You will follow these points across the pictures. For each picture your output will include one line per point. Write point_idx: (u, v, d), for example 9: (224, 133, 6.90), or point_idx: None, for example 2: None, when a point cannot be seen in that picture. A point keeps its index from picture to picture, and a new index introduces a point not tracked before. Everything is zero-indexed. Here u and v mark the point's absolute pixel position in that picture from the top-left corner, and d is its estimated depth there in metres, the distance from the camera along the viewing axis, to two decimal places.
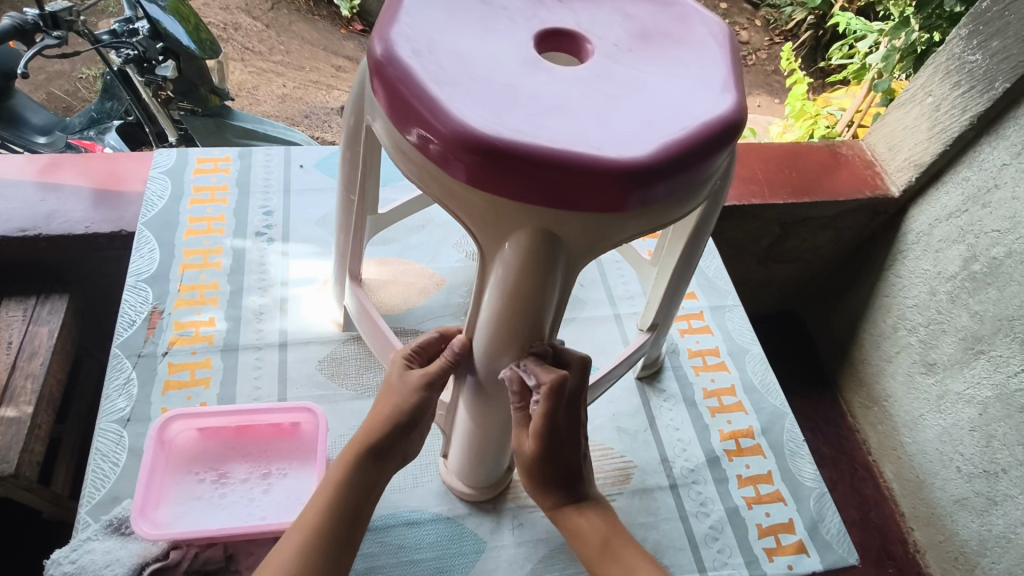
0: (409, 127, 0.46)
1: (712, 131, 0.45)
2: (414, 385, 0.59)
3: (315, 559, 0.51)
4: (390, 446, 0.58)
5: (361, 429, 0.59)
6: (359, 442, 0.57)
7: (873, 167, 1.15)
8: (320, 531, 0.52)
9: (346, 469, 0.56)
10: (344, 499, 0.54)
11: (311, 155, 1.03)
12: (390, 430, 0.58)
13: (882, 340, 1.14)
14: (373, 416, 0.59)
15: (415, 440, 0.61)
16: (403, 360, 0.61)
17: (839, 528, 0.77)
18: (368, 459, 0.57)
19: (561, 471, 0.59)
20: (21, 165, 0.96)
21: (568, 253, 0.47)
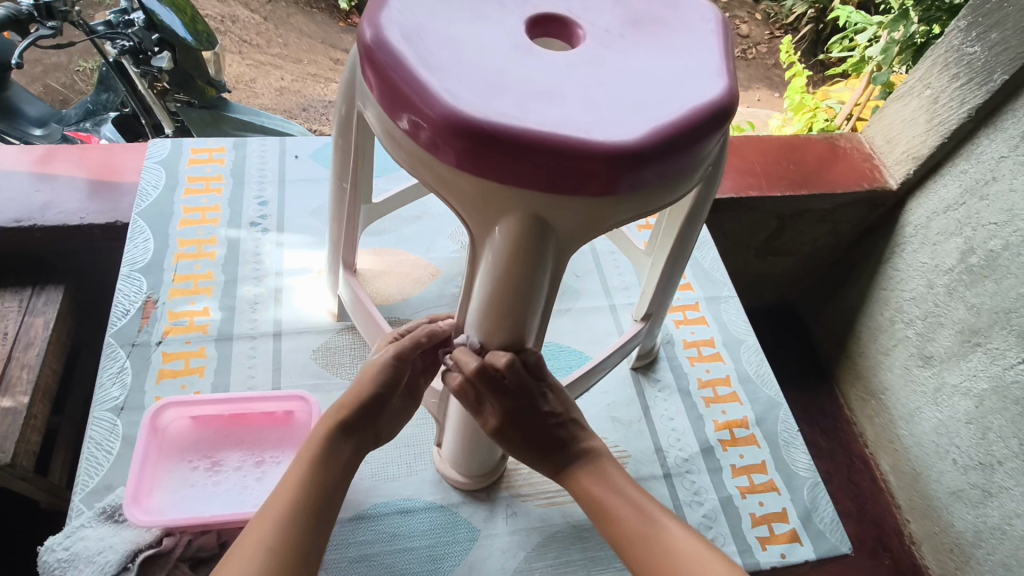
0: (399, 112, 0.46)
1: (702, 115, 0.45)
2: (382, 361, 0.61)
3: (294, 532, 0.50)
4: (361, 422, 0.59)
5: (333, 408, 0.59)
6: (330, 419, 0.58)
7: (871, 160, 1.14)
8: (297, 504, 0.51)
9: (318, 444, 0.56)
10: (318, 472, 0.54)
11: (306, 146, 1.02)
12: (360, 406, 0.59)
13: (879, 333, 1.14)
14: (344, 395, 0.60)
15: (383, 420, 0.62)
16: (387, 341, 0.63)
17: (833, 517, 0.78)
18: (340, 434, 0.57)
19: (533, 440, 0.61)
20: (16, 156, 0.95)
21: (558, 238, 0.47)
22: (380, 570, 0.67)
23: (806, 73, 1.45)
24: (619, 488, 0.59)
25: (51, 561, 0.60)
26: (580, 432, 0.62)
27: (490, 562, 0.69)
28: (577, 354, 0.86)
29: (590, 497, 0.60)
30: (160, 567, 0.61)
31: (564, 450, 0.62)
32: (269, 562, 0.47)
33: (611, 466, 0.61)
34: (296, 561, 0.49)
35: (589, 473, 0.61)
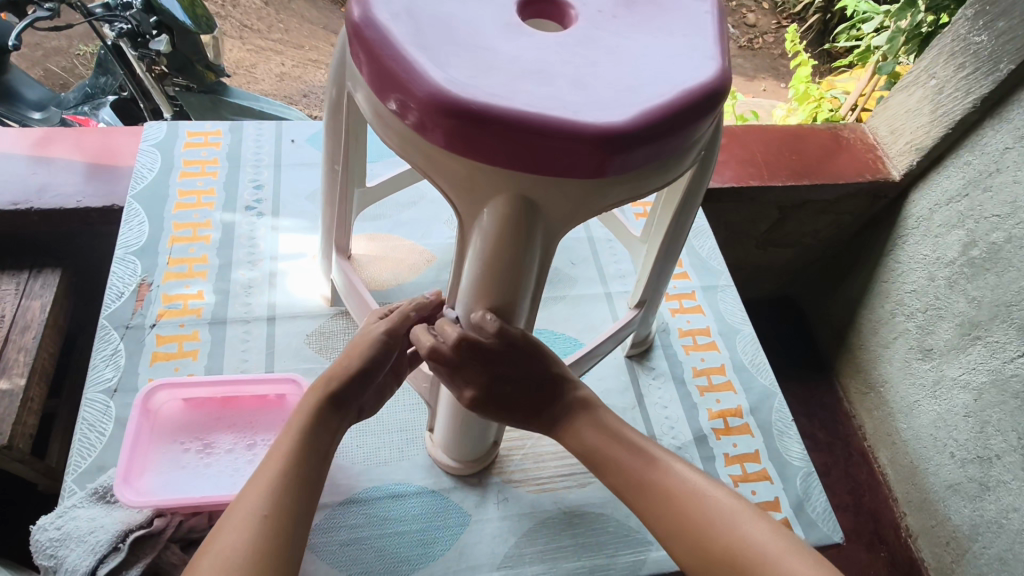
0: (387, 94, 0.45)
1: (694, 96, 0.45)
2: (375, 336, 0.62)
3: (287, 499, 0.50)
4: (349, 396, 0.59)
5: (320, 380, 0.59)
6: (318, 392, 0.58)
7: (874, 151, 1.13)
8: (289, 472, 0.51)
9: (306, 416, 0.56)
10: (307, 443, 0.54)
11: (302, 130, 1.02)
12: (349, 379, 0.59)
13: (879, 326, 1.13)
14: (332, 368, 0.60)
15: (368, 397, 0.63)
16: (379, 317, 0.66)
17: (825, 507, 0.77)
18: (328, 408, 0.57)
19: (516, 401, 0.60)
20: (13, 139, 0.95)
21: (547, 220, 0.47)
22: (371, 553, 0.67)
23: (812, 63, 1.43)
24: (612, 430, 0.59)
25: (43, 540, 0.60)
26: (560, 387, 0.61)
27: (481, 546, 0.69)
28: (572, 341, 0.86)
29: (581, 443, 0.60)
30: (151, 547, 0.61)
31: (548, 408, 0.61)
32: (265, 528, 0.47)
33: (600, 409, 0.61)
34: (291, 527, 0.49)
35: (578, 422, 0.60)
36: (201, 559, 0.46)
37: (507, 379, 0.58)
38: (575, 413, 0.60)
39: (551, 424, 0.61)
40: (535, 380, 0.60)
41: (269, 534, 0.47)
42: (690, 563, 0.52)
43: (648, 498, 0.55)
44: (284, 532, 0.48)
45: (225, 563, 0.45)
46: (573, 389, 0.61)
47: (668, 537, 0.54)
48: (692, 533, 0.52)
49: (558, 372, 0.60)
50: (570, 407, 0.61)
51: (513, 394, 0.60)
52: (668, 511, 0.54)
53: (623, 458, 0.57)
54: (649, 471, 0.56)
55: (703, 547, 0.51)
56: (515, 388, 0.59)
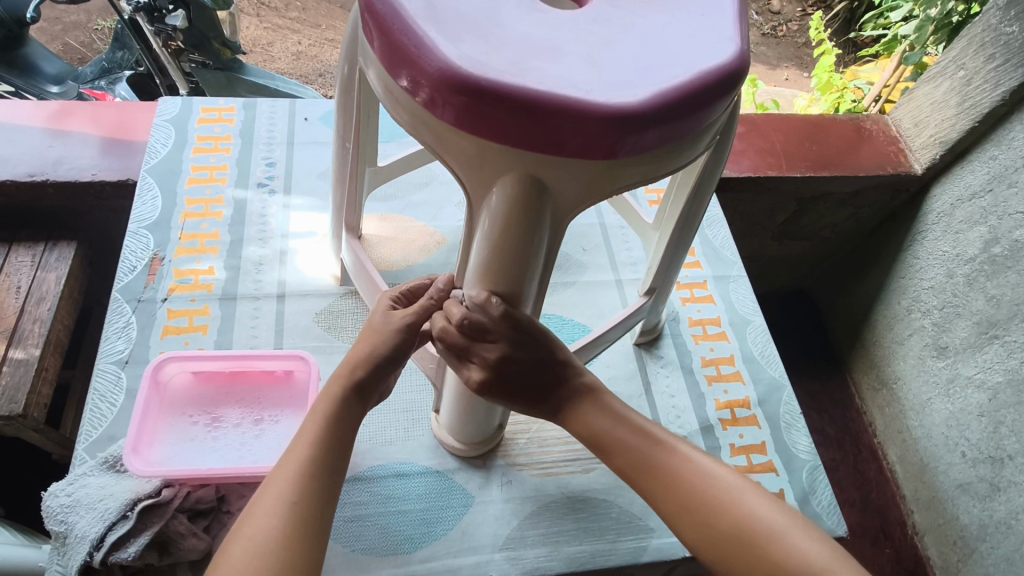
0: (399, 71, 0.45)
1: (710, 79, 0.44)
2: (397, 325, 0.59)
3: (313, 488, 0.50)
4: (373, 382, 0.58)
5: (343, 365, 0.58)
6: (342, 380, 0.57)
7: (896, 143, 1.11)
8: (315, 461, 0.52)
9: (331, 403, 0.55)
10: (332, 431, 0.54)
11: (316, 109, 1.02)
12: (373, 366, 0.58)
13: (895, 322, 1.11)
14: (353, 353, 0.59)
15: (390, 380, 0.62)
16: (389, 300, 0.62)
17: (830, 501, 0.77)
18: (353, 395, 0.57)
19: (522, 386, 0.57)
20: (30, 111, 0.96)
21: (555, 202, 0.46)
22: (374, 531, 0.68)
23: (836, 51, 1.39)
24: (615, 411, 0.57)
25: (54, 506, 0.62)
26: (567, 372, 0.58)
27: (483, 527, 0.70)
28: (580, 327, 0.86)
29: (589, 427, 0.57)
30: (158, 517, 0.61)
31: (554, 394, 0.58)
32: (292, 517, 0.48)
33: (607, 394, 0.58)
34: (317, 515, 0.49)
35: (582, 408, 0.58)
36: (230, 545, 0.46)
37: (515, 363, 0.56)
38: (580, 399, 0.58)
39: (558, 410, 0.58)
40: (543, 363, 0.57)
41: (296, 523, 0.48)
42: (701, 544, 0.52)
43: (656, 480, 0.54)
44: (311, 520, 0.49)
45: (256, 548, 0.46)
46: (578, 375, 0.59)
47: (674, 515, 0.53)
48: (700, 511, 0.52)
49: (563, 358, 0.58)
50: (576, 391, 0.58)
51: (519, 379, 0.57)
52: (676, 492, 0.53)
53: (627, 440, 0.56)
54: (655, 452, 0.54)
55: (713, 527, 0.51)
56: (522, 372, 0.57)
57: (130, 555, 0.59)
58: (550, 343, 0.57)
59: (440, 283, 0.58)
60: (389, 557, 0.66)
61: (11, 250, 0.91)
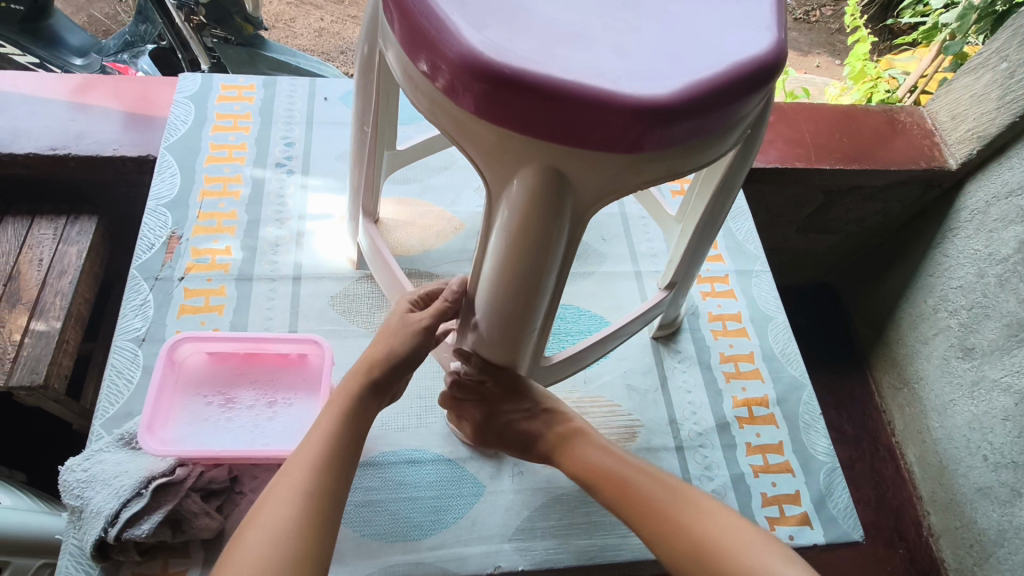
0: (419, 55, 0.43)
1: (744, 71, 0.42)
2: (415, 327, 0.60)
3: (330, 479, 0.50)
4: (390, 383, 0.59)
5: (359, 363, 0.59)
6: (358, 379, 0.57)
7: (931, 137, 1.07)
8: (332, 452, 0.52)
9: (347, 400, 0.56)
10: (348, 425, 0.54)
11: (336, 88, 1.00)
12: (390, 367, 0.59)
13: (920, 321, 1.08)
14: (370, 353, 0.60)
15: (404, 382, 0.62)
16: (408, 302, 0.63)
17: (847, 504, 0.76)
18: (369, 391, 0.57)
19: (511, 433, 0.66)
20: (54, 84, 0.96)
21: (577, 195, 0.45)
22: (384, 517, 0.68)
23: (871, 38, 1.33)
24: (603, 444, 0.62)
25: (71, 480, 0.62)
26: (553, 419, 0.65)
27: (493, 517, 0.69)
28: (597, 319, 0.84)
29: (572, 463, 0.62)
30: (172, 495, 0.61)
31: (541, 440, 0.64)
32: (307, 506, 0.48)
33: (595, 434, 0.64)
34: (332, 506, 0.49)
35: (569, 447, 0.63)
36: (246, 530, 0.46)
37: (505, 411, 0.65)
38: (566, 441, 0.63)
39: (545, 454, 0.65)
40: (530, 412, 0.65)
41: (312, 512, 0.48)
42: (668, 560, 0.55)
43: (631, 501, 0.57)
44: (327, 510, 0.49)
45: (273, 534, 0.46)
46: (564, 422, 0.65)
47: (647, 535, 0.56)
48: (670, 530, 0.55)
49: (550, 408, 0.65)
50: (561, 436, 0.64)
51: (509, 427, 0.66)
52: (649, 513, 0.56)
53: (610, 465, 0.60)
54: (634, 476, 0.58)
55: (681, 541, 0.54)
56: (510, 420, 0.65)
57: (144, 531, 0.59)
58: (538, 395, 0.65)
59: (454, 285, 0.60)
60: (398, 543, 0.66)
61: (34, 223, 0.92)
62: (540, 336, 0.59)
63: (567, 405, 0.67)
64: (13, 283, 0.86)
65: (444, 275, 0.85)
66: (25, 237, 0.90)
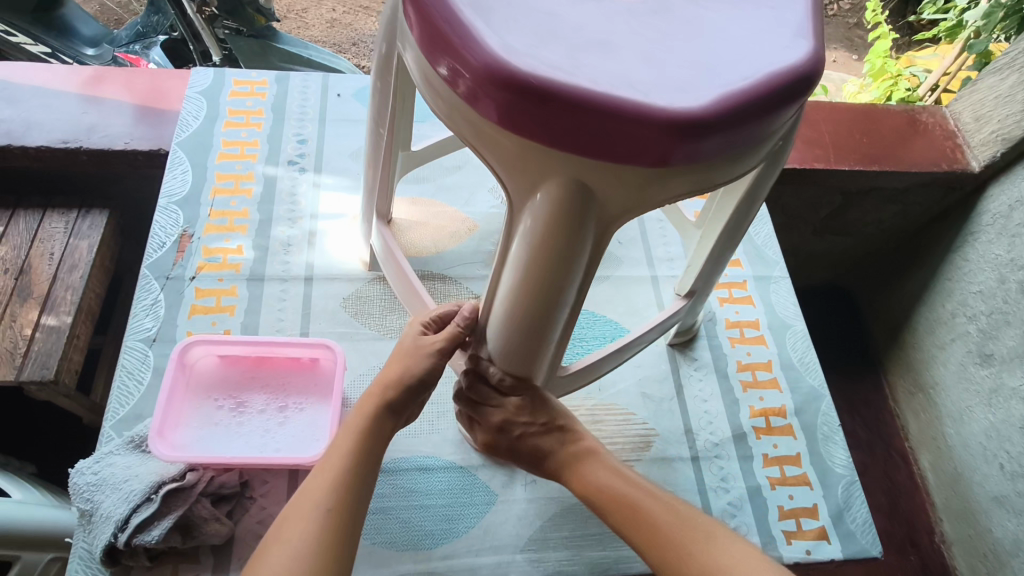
0: (438, 59, 0.42)
1: (780, 82, 0.40)
2: (428, 350, 0.60)
3: (348, 498, 0.52)
4: (406, 405, 0.59)
5: (376, 384, 0.60)
6: (375, 399, 0.58)
7: (953, 138, 1.04)
8: (349, 473, 0.53)
9: (364, 421, 0.57)
10: (366, 446, 0.56)
11: (349, 84, 0.99)
12: (405, 389, 0.59)
13: (937, 326, 1.06)
14: (385, 374, 0.60)
15: (419, 404, 0.62)
16: (420, 325, 0.62)
17: (866, 518, 0.74)
18: (386, 413, 0.58)
19: (523, 447, 0.64)
20: (65, 76, 0.95)
21: (601, 209, 0.43)
22: (396, 524, 0.67)
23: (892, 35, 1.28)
24: (614, 467, 0.61)
25: (81, 483, 0.62)
26: (567, 437, 0.63)
27: (505, 527, 0.68)
28: (613, 325, 0.83)
29: (582, 485, 0.61)
30: (182, 501, 0.61)
31: (553, 456, 0.63)
32: (325, 524, 0.50)
33: (605, 455, 0.63)
34: (349, 525, 0.51)
35: (580, 468, 0.62)
36: (269, 549, 0.49)
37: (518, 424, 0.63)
38: (578, 461, 0.62)
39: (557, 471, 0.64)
40: (544, 427, 0.63)
41: (330, 531, 0.50)
42: None
43: (640, 526, 0.57)
44: (344, 529, 0.51)
45: (292, 553, 0.48)
46: (577, 440, 0.64)
47: (654, 562, 0.56)
48: (679, 558, 0.54)
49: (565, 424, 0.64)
50: (574, 454, 0.63)
51: (521, 440, 0.64)
52: (659, 540, 0.56)
53: (621, 489, 0.59)
54: (646, 500, 0.58)
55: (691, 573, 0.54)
56: (523, 434, 0.63)
57: (154, 537, 0.59)
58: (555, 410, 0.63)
59: (465, 310, 0.60)
60: (409, 552, 0.66)
61: (45, 216, 0.91)
62: (557, 349, 0.56)
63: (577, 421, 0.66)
64: (25, 277, 0.85)
65: (456, 277, 0.83)
66: (36, 231, 0.89)
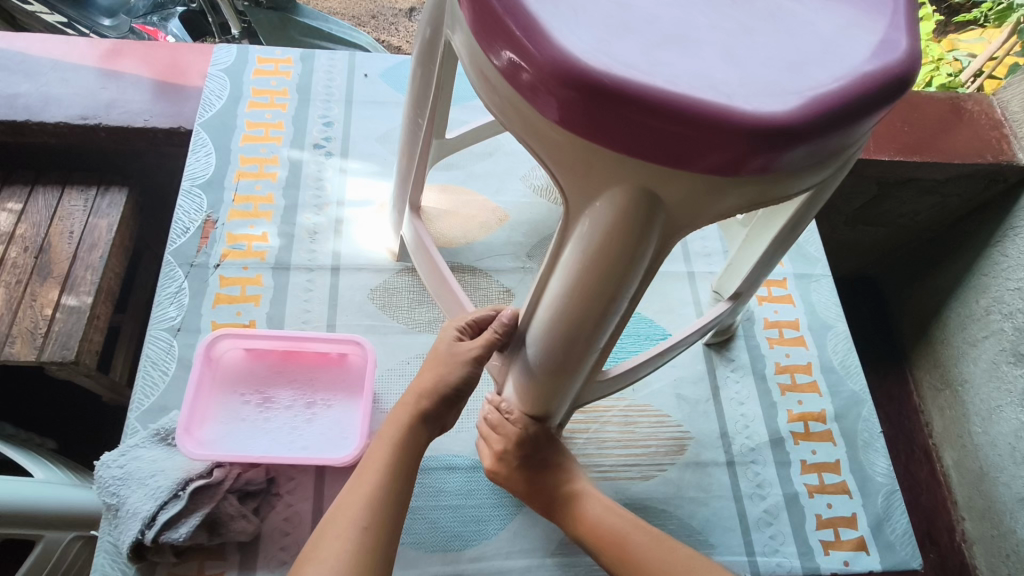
0: (496, 48, 0.38)
1: (874, 84, 0.36)
2: (463, 358, 0.58)
3: (385, 513, 0.51)
4: (438, 412, 0.58)
5: (409, 393, 0.58)
6: (410, 409, 0.57)
7: (999, 128, 0.98)
8: (385, 486, 0.52)
9: (398, 432, 0.55)
10: (401, 458, 0.54)
11: (376, 64, 0.95)
12: (438, 397, 0.57)
13: (969, 322, 0.99)
14: (420, 382, 0.58)
15: (454, 412, 0.61)
16: (455, 330, 0.60)
17: (906, 529, 0.72)
18: (420, 424, 0.56)
19: (528, 475, 0.64)
20: (84, 49, 0.92)
21: (666, 218, 0.40)
22: (424, 525, 0.65)
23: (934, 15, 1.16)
24: (606, 502, 0.64)
25: (107, 477, 0.60)
26: (564, 476, 0.65)
27: (536, 529, 0.67)
28: (647, 323, 0.80)
29: (578, 523, 0.63)
30: (209, 498, 0.59)
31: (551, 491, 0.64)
32: (364, 540, 0.49)
33: (597, 494, 0.65)
34: (387, 540, 0.50)
35: (575, 507, 0.63)
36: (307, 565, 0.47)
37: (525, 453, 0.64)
38: (573, 500, 0.64)
39: (550, 507, 0.64)
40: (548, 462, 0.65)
41: (369, 548, 0.49)
42: None
43: (630, 561, 0.59)
44: (383, 545, 0.50)
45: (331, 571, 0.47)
46: (571, 481, 0.65)
47: None
48: None
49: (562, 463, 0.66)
50: (569, 494, 0.64)
51: (525, 468, 0.64)
52: None
53: (613, 525, 0.61)
54: (634, 535, 0.60)
55: None
56: (527, 460, 0.64)
57: (182, 535, 0.57)
58: (557, 448, 0.66)
59: (505, 316, 0.57)
60: (439, 553, 0.64)
61: (64, 194, 0.89)
62: (599, 358, 0.53)
63: (574, 463, 0.67)
64: (44, 256, 0.83)
65: (487, 270, 0.80)
66: (55, 209, 0.87)
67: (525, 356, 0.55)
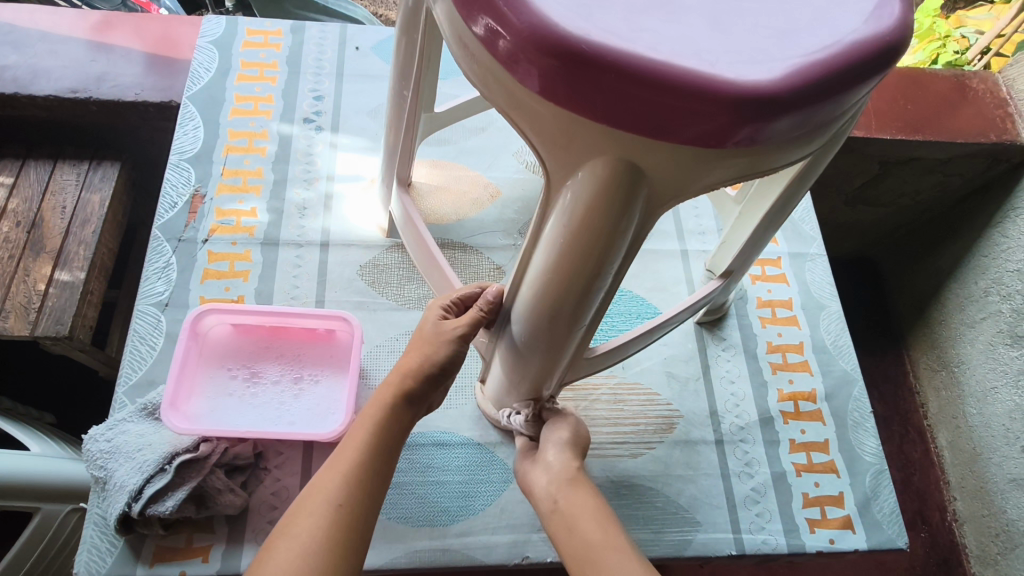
0: (474, 15, 0.37)
1: (863, 52, 0.35)
2: (449, 337, 0.57)
3: (363, 491, 0.51)
4: (423, 393, 0.57)
5: (394, 373, 0.57)
6: (393, 389, 0.56)
7: (1004, 107, 0.96)
8: (364, 465, 0.52)
9: (381, 412, 0.55)
10: (382, 437, 0.54)
11: (369, 36, 0.93)
12: (424, 377, 0.56)
13: (966, 304, 0.98)
14: (405, 362, 0.58)
15: (441, 391, 0.60)
16: (441, 308, 0.60)
17: (893, 508, 0.72)
18: (403, 404, 0.56)
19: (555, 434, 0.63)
20: (74, 21, 0.90)
21: (649, 191, 0.39)
22: (412, 500, 0.66)
23: None
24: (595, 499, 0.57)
25: (94, 450, 0.61)
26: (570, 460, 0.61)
27: (523, 505, 0.67)
28: (638, 302, 0.79)
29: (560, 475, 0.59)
30: (195, 472, 0.59)
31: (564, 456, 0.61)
32: (338, 519, 0.49)
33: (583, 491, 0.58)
34: (363, 518, 0.50)
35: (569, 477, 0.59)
36: (279, 540, 0.48)
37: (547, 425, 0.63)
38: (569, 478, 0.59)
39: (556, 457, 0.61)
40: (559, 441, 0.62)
41: (343, 527, 0.49)
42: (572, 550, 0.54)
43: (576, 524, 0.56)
44: (359, 523, 0.50)
45: (304, 548, 0.47)
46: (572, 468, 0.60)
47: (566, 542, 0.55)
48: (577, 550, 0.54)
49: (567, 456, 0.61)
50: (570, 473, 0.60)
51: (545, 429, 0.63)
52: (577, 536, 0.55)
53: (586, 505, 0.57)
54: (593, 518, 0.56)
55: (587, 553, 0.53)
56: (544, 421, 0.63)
57: (168, 508, 0.58)
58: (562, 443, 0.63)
59: (489, 294, 0.56)
60: (425, 528, 0.65)
61: (56, 168, 0.88)
62: (585, 335, 0.53)
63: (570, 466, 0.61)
64: (37, 231, 0.83)
65: (477, 247, 0.80)
66: (47, 183, 0.86)
67: (511, 332, 0.55)
